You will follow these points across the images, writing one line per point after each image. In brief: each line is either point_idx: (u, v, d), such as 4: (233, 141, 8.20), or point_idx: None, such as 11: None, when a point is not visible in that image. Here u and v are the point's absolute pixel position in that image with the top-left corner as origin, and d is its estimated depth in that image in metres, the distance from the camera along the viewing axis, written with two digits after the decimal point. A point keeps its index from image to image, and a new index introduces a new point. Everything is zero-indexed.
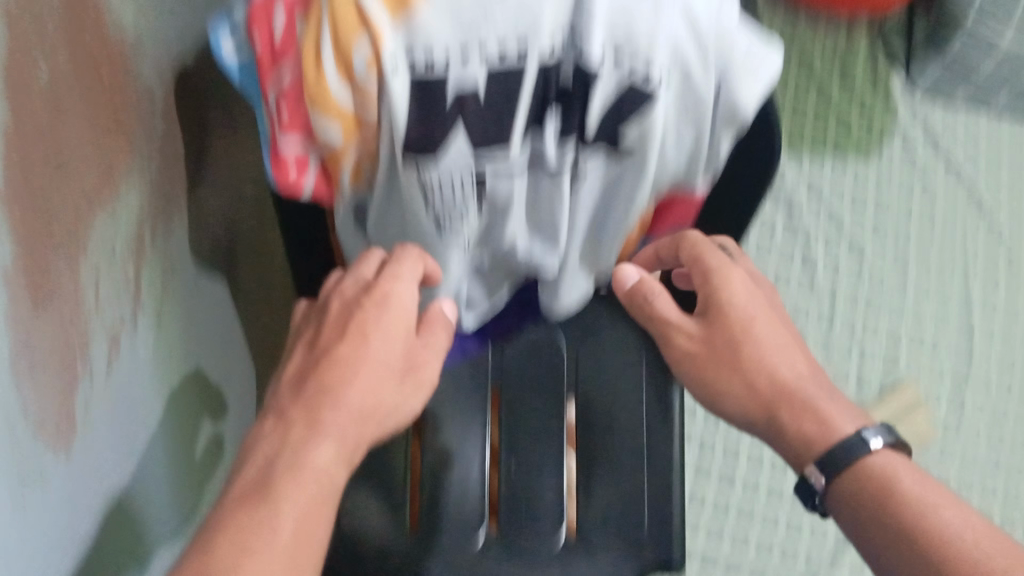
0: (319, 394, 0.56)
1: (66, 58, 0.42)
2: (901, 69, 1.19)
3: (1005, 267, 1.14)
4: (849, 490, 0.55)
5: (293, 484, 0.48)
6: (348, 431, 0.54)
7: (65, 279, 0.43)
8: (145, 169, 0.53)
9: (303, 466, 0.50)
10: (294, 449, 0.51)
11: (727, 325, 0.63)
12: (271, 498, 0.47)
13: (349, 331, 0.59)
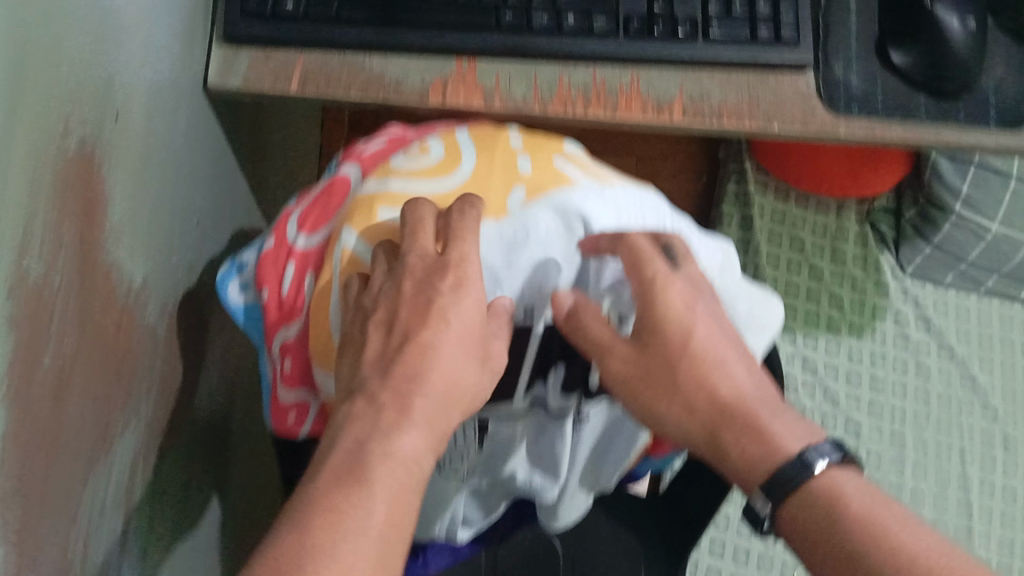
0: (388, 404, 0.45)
1: (72, 342, 0.42)
2: (891, 250, 1.21)
3: (1001, 453, 1.13)
4: (799, 523, 0.48)
5: (376, 486, 0.41)
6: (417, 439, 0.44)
7: (80, 302, 0.42)
8: (142, 416, 0.53)
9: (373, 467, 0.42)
10: (357, 463, 0.42)
11: (667, 345, 0.51)
12: (340, 507, 0.40)
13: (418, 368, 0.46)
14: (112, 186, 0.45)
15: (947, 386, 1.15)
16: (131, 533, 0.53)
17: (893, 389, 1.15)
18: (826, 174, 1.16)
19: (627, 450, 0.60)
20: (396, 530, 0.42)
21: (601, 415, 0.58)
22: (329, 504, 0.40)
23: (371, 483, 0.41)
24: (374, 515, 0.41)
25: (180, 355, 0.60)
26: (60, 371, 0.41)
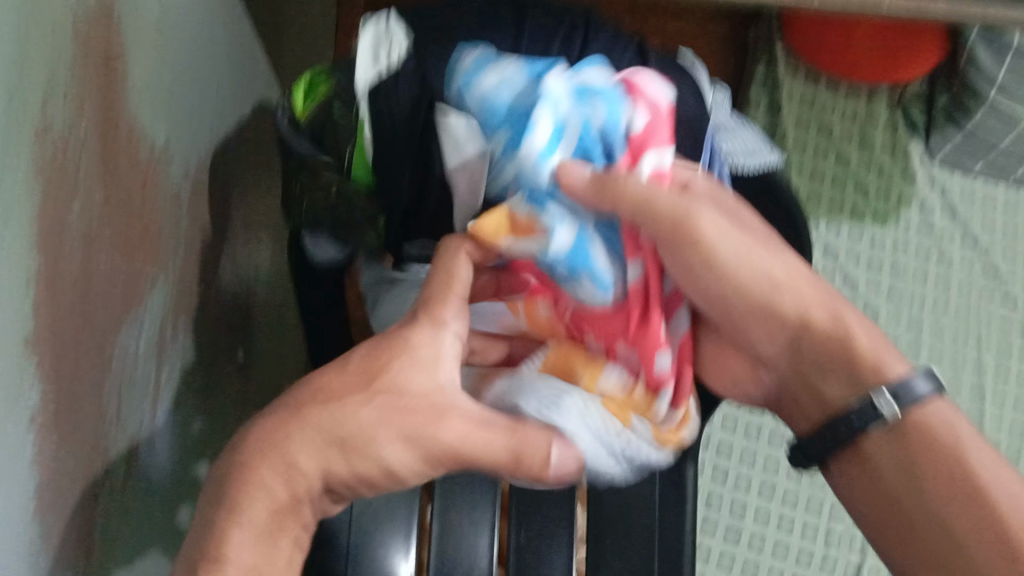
0: (323, 410, 0.46)
1: (101, 195, 0.42)
2: (920, 137, 1.19)
3: (1017, 341, 1.14)
4: (878, 450, 0.52)
5: (250, 516, 0.44)
6: (342, 462, 0.45)
7: (112, 135, 0.43)
8: (168, 272, 0.54)
9: (267, 477, 0.44)
10: (259, 453, 0.44)
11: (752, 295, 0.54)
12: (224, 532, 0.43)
13: (400, 412, 0.46)
14: (132, 43, 0.45)
15: (968, 273, 1.16)
16: (162, 388, 0.55)
17: (913, 275, 1.15)
18: (865, 68, 1.15)
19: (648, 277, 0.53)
20: (270, 546, 0.44)
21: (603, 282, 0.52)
22: (209, 537, 0.43)
23: (249, 508, 0.44)
24: (240, 556, 0.43)
25: (205, 215, 0.60)
26: (89, 226, 0.42)
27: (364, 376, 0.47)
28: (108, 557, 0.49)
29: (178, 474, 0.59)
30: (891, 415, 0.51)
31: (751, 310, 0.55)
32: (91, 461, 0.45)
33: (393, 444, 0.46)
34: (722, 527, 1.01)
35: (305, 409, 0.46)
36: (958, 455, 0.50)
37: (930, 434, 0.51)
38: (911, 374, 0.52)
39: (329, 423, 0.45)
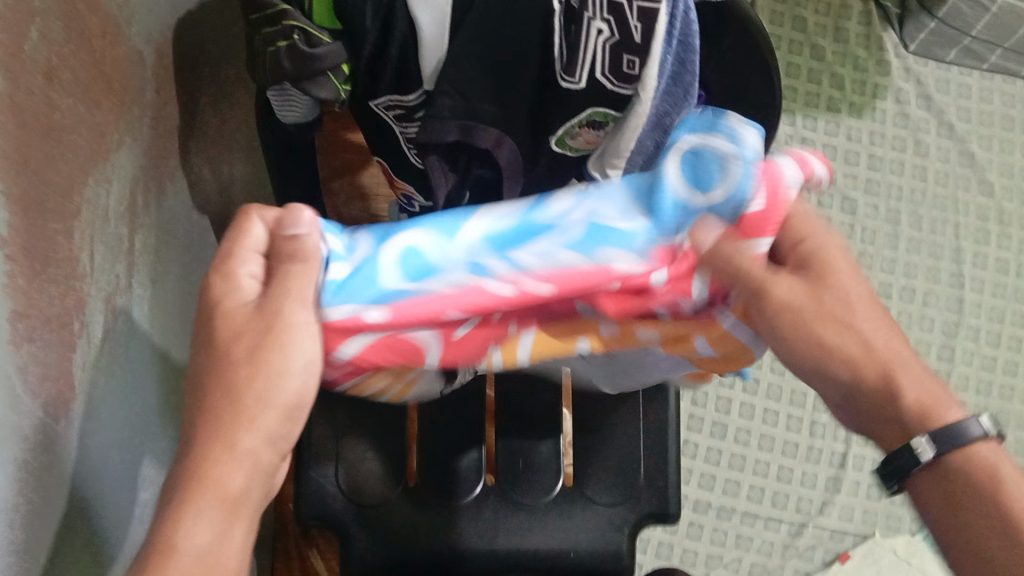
0: (218, 398, 0.41)
1: (59, 29, 0.42)
2: (894, 28, 1.19)
3: (996, 228, 1.15)
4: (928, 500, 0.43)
5: (199, 504, 0.39)
6: (254, 431, 0.41)
7: None
8: (136, 135, 0.53)
9: (204, 472, 0.39)
10: (185, 479, 0.39)
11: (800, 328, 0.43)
12: (168, 533, 0.38)
13: (261, 349, 0.41)
14: None
15: (945, 163, 1.16)
16: (138, 257, 0.55)
17: (891, 167, 1.15)
18: None
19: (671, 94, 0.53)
20: (233, 527, 0.40)
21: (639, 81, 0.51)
22: (157, 537, 0.38)
23: (192, 507, 0.39)
24: (195, 542, 0.38)
25: (174, 88, 0.59)
26: (50, 58, 0.41)
27: (219, 344, 0.41)
28: (93, 416, 0.48)
29: (157, 351, 0.58)
30: (928, 459, 0.42)
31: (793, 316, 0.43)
32: (66, 307, 0.45)
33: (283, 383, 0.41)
34: (708, 422, 1.03)
35: (206, 429, 0.40)
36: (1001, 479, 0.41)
37: (972, 477, 0.42)
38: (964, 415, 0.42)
39: (222, 401, 0.41)
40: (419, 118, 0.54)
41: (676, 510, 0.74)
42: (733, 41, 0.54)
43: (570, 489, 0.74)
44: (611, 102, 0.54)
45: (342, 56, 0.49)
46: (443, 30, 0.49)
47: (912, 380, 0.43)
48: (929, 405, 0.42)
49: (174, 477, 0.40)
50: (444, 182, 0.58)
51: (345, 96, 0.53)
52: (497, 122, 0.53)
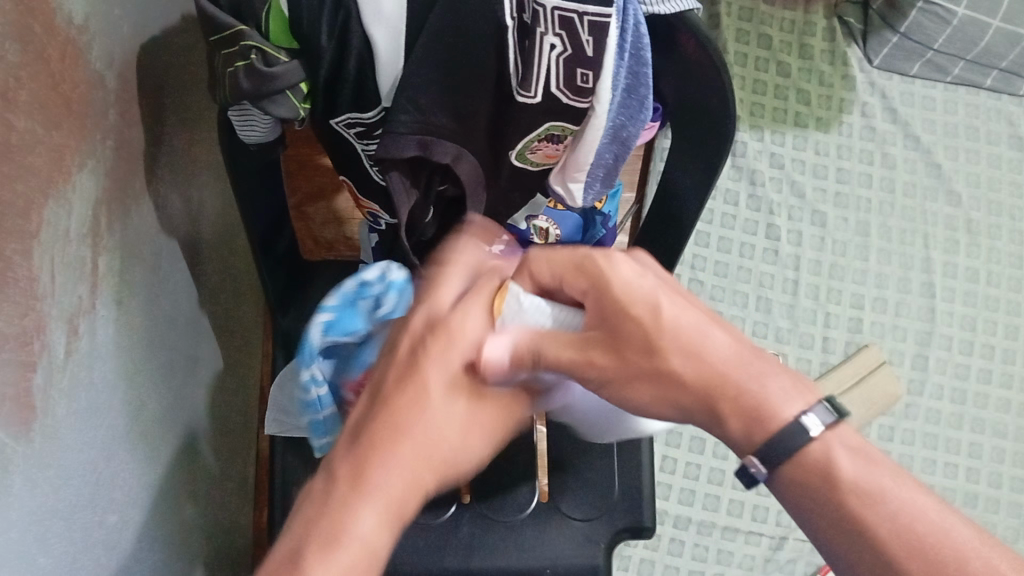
0: (396, 435, 0.45)
1: (15, 52, 0.43)
2: (858, 43, 1.21)
3: (965, 238, 1.16)
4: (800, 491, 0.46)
5: (374, 504, 0.43)
6: (423, 467, 0.45)
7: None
8: (98, 158, 0.53)
9: (348, 535, 0.42)
10: (355, 477, 0.44)
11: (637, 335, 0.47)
12: (345, 522, 0.42)
13: (456, 394, 0.48)
14: None
15: (912, 174, 1.18)
16: (105, 279, 0.55)
17: (859, 179, 1.17)
18: None
19: (636, 107, 0.54)
20: (390, 534, 0.43)
21: (601, 90, 0.52)
22: (331, 529, 0.42)
23: (367, 506, 0.43)
24: (366, 534, 0.42)
25: (138, 111, 0.60)
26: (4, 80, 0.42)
27: (438, 377, 0.47)
28: (56, 436, 0.48)
29: (124, 374, 0.58)
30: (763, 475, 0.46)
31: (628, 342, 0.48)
32: (29, 327, 0.45)
33: (454, 443, 0.47)
34: (687, 437, 1.03)
35: (383, 436, 0.45)
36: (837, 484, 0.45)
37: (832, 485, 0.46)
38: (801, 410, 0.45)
39: (418, 425, 0.46)
40: (378, 134, 0.56)
41: (651, 524, 0.79)
42: (685, 53, 0.55)
43: (544, 504, 0.78)
44: (570, 116, 0.55)
45: (300, 75, 0.50)
46: (398, 52, 0.50)
47: (724, 399, 0.46)
48: (760, 421, 0.45)
49: (348, 478, 0.44)
50: (408, 200, 0.58)
51: (305, 115, 0.54)
52: (454, 136, 0.54)
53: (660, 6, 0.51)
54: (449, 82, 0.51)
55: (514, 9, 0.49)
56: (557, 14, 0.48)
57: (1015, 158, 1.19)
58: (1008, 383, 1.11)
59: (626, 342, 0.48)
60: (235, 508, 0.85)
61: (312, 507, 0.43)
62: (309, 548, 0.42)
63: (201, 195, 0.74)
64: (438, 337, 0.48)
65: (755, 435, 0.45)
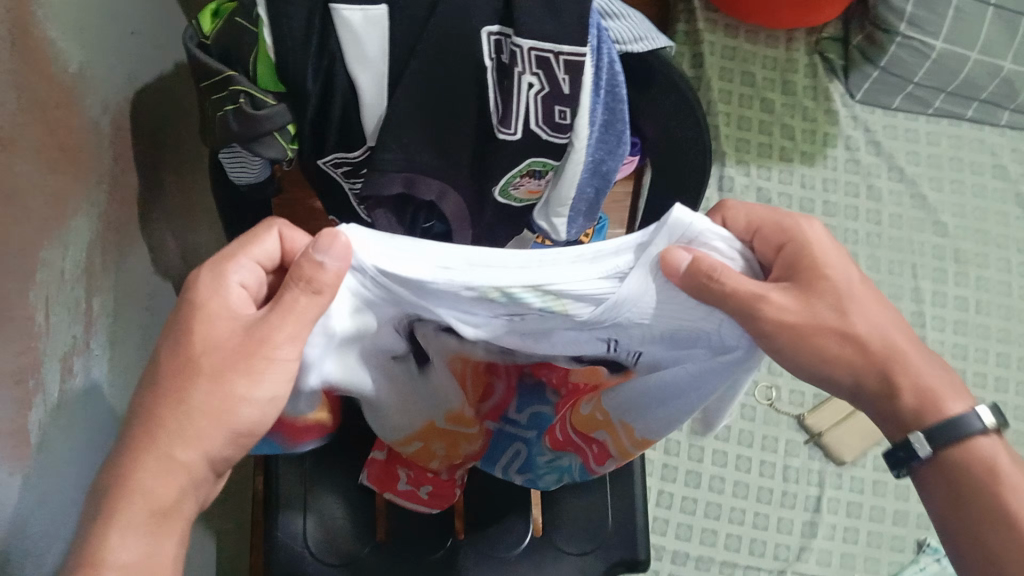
0: (188, 370, 0.42)
1: (11, 99, 0.44)
2: (840, 78, 1.24)
3: (953, 268, 1.17)
4: (944, 484, 0.47)
5: (131, 517, 0.40)
6: (196, 415, 0.42)
7: (15, 47, 0.45)
8: (93, 202, 0.55)
9: (165, 429, 0.41)
10: (171, 385, 0.42)
11: (818, 284, 0.46)
12: (133, 469, 0.40)
13: (122, 490, 0.40)
14: None
15: (898, 206, 1.19)
16: (96, 319, 0.56)
17: (845, 212, 1.19)
18: (782, 15, 1.18)
19: (617, 138, 0.57)
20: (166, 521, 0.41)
21: (583, 124, 0.54)
22: (85, 551, 0.39)
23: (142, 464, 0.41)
24: (153, 486, 0.40)
25: (131, 157, 0.62)
26: (2, 123, 0.43)
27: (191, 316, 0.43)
28: (50, 477, 0.49)
29: (118, 415, 0.59)
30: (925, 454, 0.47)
31: (825, 318, 0.46)
32: (27, 368, 0.46)
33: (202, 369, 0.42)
34: (683, 472, 1.03)
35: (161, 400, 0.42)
36: (1000, 476, 0.45)
37: (971, 469, 0.46)
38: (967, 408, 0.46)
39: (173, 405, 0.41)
40: (365, 172, 0.58)
41: (645, 557, 0.78)
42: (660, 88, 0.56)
43: (538, 540, 0.78)
44: (551, 153, 0.57)
45: (288, 118, 0.52)
46: (382, 91, 0.52)
47: (902, 379, 0.47)
48: (929, 404, 0.47)
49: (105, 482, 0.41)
50: (392, 236, 0.60)
51: (292, 155, 0.55)
52: (440, 173, 0.56)
53: (635, 44, 0.53)
54: (431, 119, 0.53)
55: (493, 50, 0.51)
56: (534, 54, 0.50)
57: (999, 188, 1.21)
58: (1003, 411, 1.11)
59: (815, 295, 0.46)
60: (230, 551, 0.85)
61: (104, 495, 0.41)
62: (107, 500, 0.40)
63: (196, 239, 0.76)
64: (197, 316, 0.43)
65: (925, 419, 0.47)
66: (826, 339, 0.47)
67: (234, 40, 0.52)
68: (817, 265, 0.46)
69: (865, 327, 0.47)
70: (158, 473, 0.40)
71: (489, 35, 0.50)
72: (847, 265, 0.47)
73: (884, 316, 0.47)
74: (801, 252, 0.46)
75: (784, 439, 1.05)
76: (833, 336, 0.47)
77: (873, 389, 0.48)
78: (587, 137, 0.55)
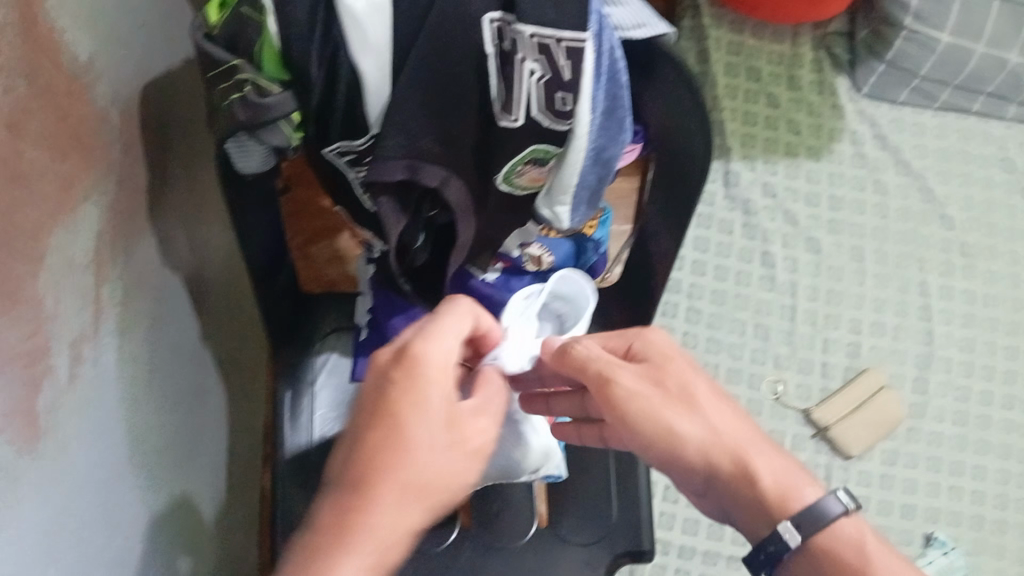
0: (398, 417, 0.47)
1: (23, 84, 0.45)
2: (845, 73, 1.24)
3: (960, 261, 1.17)
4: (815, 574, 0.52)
5: (352, 563, 0.43)
6: (406, 509, 0.45)
7: (24, 36, 0.46)
8: (102, 191, 0.56)
9: (375, 488, 0.45)
10: (380, 426, 0.47)
11: (668, 373, 0.57)
12: (351, 522, 0.44)
13: (341, 547, 0.43)
14: None
15: (905, 200, 1.19)
16: (104, 307, 0.56)
17: (852, 206, 1.19)
18: (787, 10, 1.19)
19: (620, 126, 0.57)
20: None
21: (585, 109, 0.55)
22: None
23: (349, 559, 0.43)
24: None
25: (140, 149, 0.62)
26: (12, 110, 0.44)
27: (416, 396, 0.48)
28: (59, 461, 0.50)
29: (126, 402, 0.60)
30: (796, 541, 0.52)
31: (677, 408, 0.55)
32: (38, 350, 0.47)
33: (417, 467, 0.46)
34: None
35: (375, 458, 0.46)
36: (865, 555, 0.50)
37: (838, 553, 0.51)
38: (825, 494, 0.53)
39: (384, 459, 0.46)
40: (368, 162, 0.58)
41: (651, 547, 0.78)
42: (661, 77, 0.57)
43: (544, 529, 0.79)
44: (553, 140, 0.57)
45: (291, 106, 0.53)
46: (385, 78, 0.53)
47: (759, 459, 0.54)
48: (785, 486, 0.53)
49: (303, 553, 0.43)
50: (396, 225, 0.60)
51: (297, 142, 0.56)
52: (442, 160, 0.57)
53: (635, 31, 0.54)
54: (434, 106, 0.54)
55: (494, 36, 0.52)
56: (536, 40, 0.51)
57: (1006, 182, 1.21)
58: (1010, 404, 1.11)
59: (667, 384, 0.57)
60: (239, 543, 0.86)
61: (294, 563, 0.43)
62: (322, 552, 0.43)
63: (205, 232, 0.77)
64: (411, 364, 0.49)
65: (786, 503, 0.53)
66: (677, 428, 0.55)
67: (235, 29, 0.52)
68: (664, 351, 0.58)
69: (706, 425, 0.55)
70: (372, 534, 0.44)
71: (491, 22, 0.51)
72: (693, 364, 0.58)
73: (727, 415, 0.56)
74: (661, 347, 0.59)
75: (791, 433, 1.07)
76: (683, 425, 0.55)
77: (734, 475, 0.54)
78: (589, 123, 0.56)
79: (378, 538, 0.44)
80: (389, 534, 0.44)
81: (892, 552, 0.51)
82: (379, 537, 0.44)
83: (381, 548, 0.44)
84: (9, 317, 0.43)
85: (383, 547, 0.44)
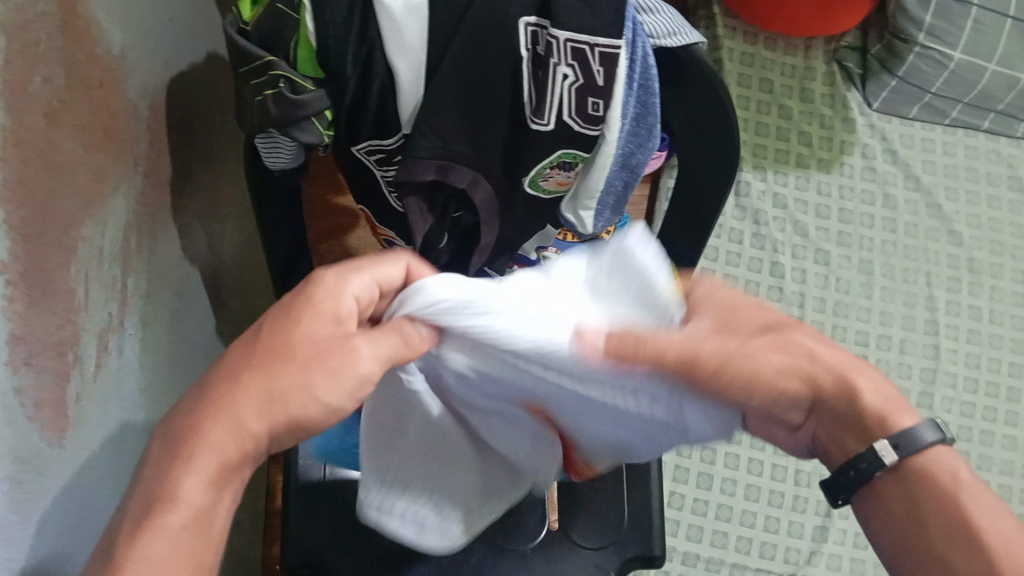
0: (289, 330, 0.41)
1: (60, 74, 0.45)
2: (857, 87, 1.24)
3: (967, 277, 1.18)
4: (891, 505, 0.43)
5: (199, 464, 0.37)
6: (260, 426, 0.39)
7: (62, 26, 0.45)
8: (130, 183, 0.56)
9: (231, 399, 0.39)
10: (249, 350, 0.40)
11: (731, 304, 0.44)
12: (197, 426, 0.38)
13: (181, 452, 0.37)
14: None
15: (913, 215, 1.20)
16: (128, 299, 0.56)
17: (860, 220, 1.19)
18: (801, 23, 1.19)
19: (648, 134, 0.57)
20: (221, 495, 0.38)
21: (615, 116, 0.55)
22: (147, 490, 0.37)
23: (191, 463, 0.37)
24: (195, 495, 0.37)
25: (166, 142, 0.62)
26: (51, 99, 0.44)
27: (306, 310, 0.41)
28: (82, 454, 0.49)
29: (145, 394, 0.60)
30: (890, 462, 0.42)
31: (752, 327, 0.43)
32: (67, 343, 0.47)
33: (292, 379, 0.40)
34: (695, 473, 1.03)
35: (238, 374, 0.39)
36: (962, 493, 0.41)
37: (933, 479, 0.42)
38: (917, 421, 0.43)
39: (254, 368, 0.40)
40: (398, 160, 0.59)
41: (661, 553, 0.79)
42: (692, 84, 0.57)
43: (555, 533, 0.78)
44: (582, 145, 0.58)
45: (325, 103, 0.53)
46: (419, 79, 0.53)
47: (865, 382, 0.44)
48: (890, 412, 0.43)
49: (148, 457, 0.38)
50: (424, 222, 0.61)
51: (328, 141, 0.56)
52: (472, 162, 0.57)
53: (668, 39, 0.54)
54: (467, 108, 0.54)
55: (529, 41, 0.52)
56: (570, 45, 0.51)
57: (1015, 199, 1.22)
58: (1014, 420, 1.11)
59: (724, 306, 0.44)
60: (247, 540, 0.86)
61: (139, 477, 0.38)
62: (166, 451, 0.38)
63: (223, 227, 0.77)
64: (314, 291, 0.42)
65: (889, 422, 0.42)
66: (771, 360, 0.42)
67: (271, 23, 0.51)
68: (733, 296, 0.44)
69: (804, 354, 0.43)
70: (212, 442, 0.38)
71: (527, 26, 0.51)
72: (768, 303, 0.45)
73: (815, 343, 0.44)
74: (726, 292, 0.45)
75: None
76: (771, 348, 0.42)
77: (833, 399, 0.43)
78: (619, 130, 0.56)
79: (220, 444, 0.38)
80: (234, 447, 0.38)
81: (987, 488, 0.42)
82: (226, 449, 0.38)
83: (238, 447, 0.39)
84: (43, 308, 0.43)
85: (238, 450, 0.38)
